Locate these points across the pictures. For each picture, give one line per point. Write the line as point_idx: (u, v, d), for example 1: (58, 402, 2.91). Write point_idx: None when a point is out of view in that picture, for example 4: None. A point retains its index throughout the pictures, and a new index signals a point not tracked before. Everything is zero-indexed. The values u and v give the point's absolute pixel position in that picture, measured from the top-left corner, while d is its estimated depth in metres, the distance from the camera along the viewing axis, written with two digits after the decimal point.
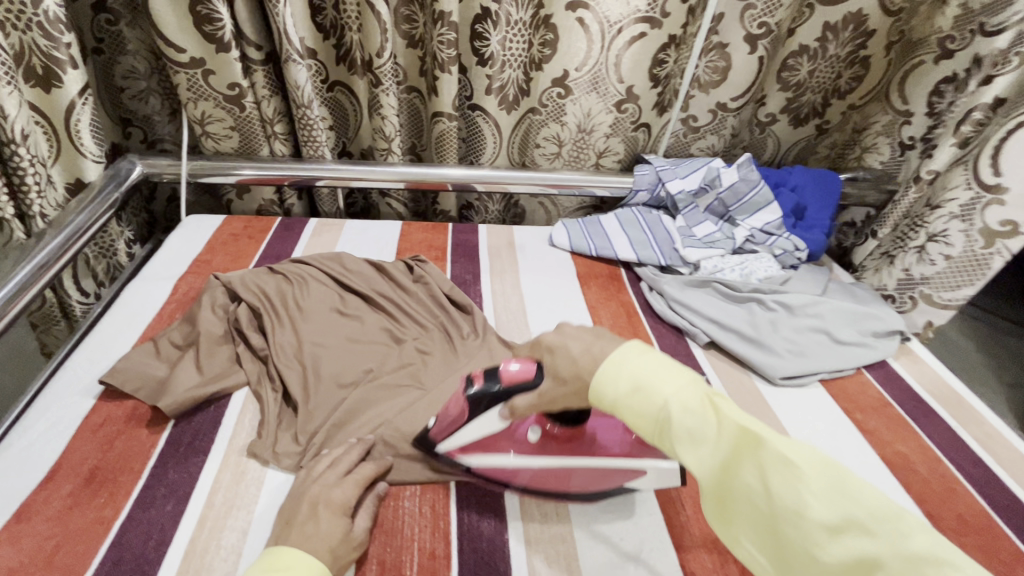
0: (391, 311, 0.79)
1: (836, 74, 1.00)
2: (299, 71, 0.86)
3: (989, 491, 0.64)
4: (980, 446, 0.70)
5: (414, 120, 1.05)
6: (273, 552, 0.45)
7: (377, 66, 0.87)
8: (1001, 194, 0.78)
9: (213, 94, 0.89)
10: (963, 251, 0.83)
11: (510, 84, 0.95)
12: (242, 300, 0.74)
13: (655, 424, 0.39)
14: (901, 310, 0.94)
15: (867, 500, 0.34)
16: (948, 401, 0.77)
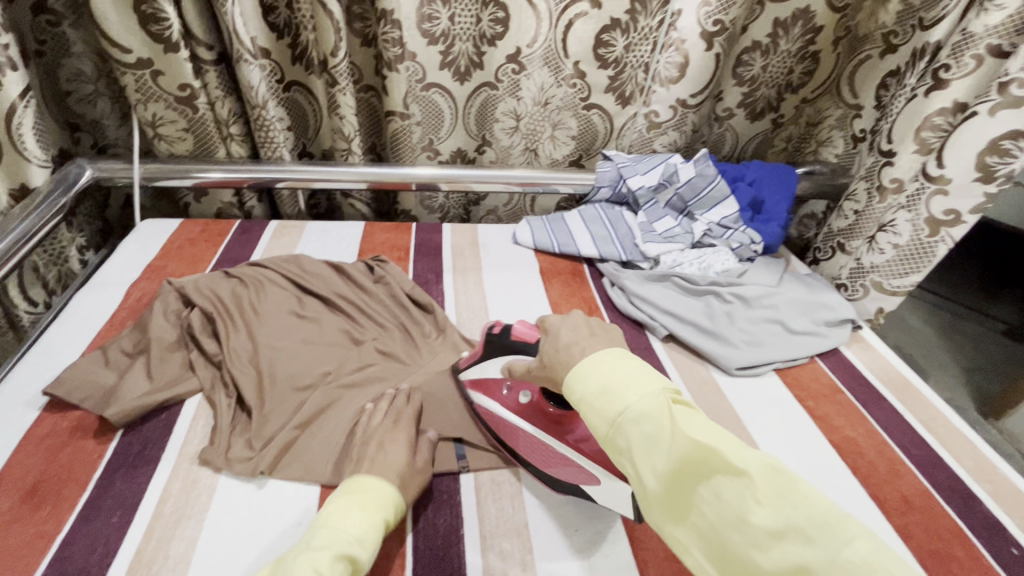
0: (351, 313, 0.79)
1: (788, 69, 1.02)
2: (252, 71, 0.85)
3: (933, 472, 0.67)
4: (923, 427, 0.73)
5: (373, 119, 1.04)
6: (352, 479, 0.53)
7: (334, 65, 0.87)
8: (944, 185, 0.80)
9: (163, 95, 0.87)
10: (910, 240, 0.86)
11: (462, 56, 0.96)
12: (196, 304, 0.73)
13: (612, 427, 0.41)
14: (853, 298, 0.97)
15: (810, 508, 0.33)
16: (897, 387, 0.80)
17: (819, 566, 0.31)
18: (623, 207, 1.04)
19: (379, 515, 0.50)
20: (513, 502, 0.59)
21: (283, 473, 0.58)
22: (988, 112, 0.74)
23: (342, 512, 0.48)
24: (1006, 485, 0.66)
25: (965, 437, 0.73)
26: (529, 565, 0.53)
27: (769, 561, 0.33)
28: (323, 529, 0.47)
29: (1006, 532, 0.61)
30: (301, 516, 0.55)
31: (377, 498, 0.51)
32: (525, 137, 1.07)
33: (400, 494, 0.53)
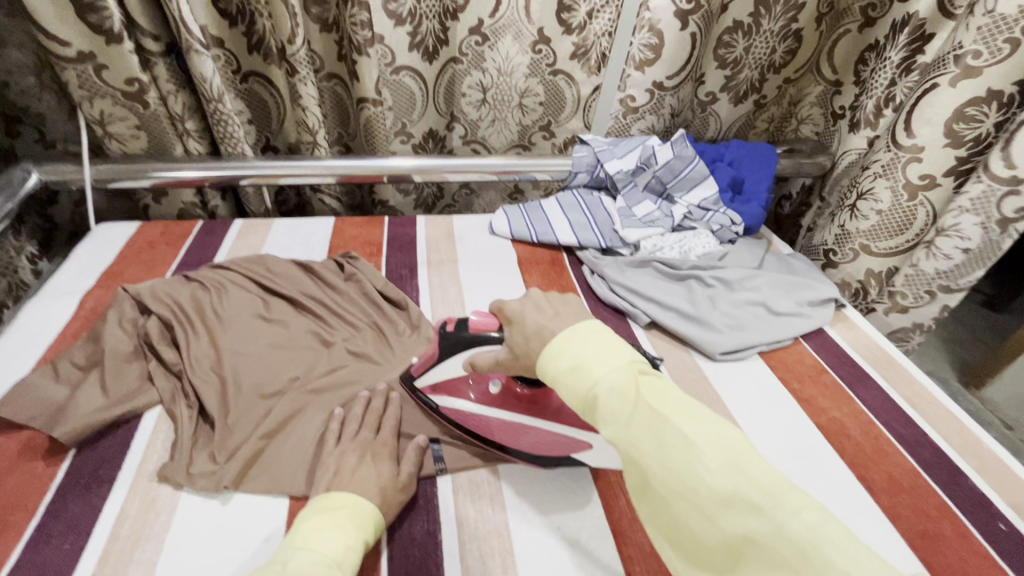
0: (321, 313, 0.75)
1: (770, 49, 0.98)
2: (204, 62, 0.80)
3: (919, 449, 0.66)
4: (910, 406, 0.72)
5: (341, 109, 1.00)
6: (323, 497, 0.50)
7: (295, 54, 0.82)
8: (1017, 185, 0.73)
9: (109, 91, 0.82)
10: (981, 241, 0.79)
11: (428, 35, 0.92)
12: (152, 312, 0.69)
13: (583, 400, 0.40)
14: (917, 305, 0.89)
15: (760, 481, 0.35)
16: (883, 364, 0.79)
17: (766, 535, 0.33)
18: (602, 192, 1.01)
19: (356, 535, 0.47)
20: (494, 502, 0.57)
21: (249, 485, 0.55)
22: None
23: (317, 532, 0.45)
24: (993, 460, 0.66)
25: (951, 413, 0.72)
26: (510, 569, 0.51)
27: (719, 530, 0.34)
28: (298, 550, 0.43)
29: (994, 508, 0.60)
30: (273, 531, 0.52)
31: (354, 516, 0.48)
32: (494, 109, 1.04)
33: (379, 512, 0.51)
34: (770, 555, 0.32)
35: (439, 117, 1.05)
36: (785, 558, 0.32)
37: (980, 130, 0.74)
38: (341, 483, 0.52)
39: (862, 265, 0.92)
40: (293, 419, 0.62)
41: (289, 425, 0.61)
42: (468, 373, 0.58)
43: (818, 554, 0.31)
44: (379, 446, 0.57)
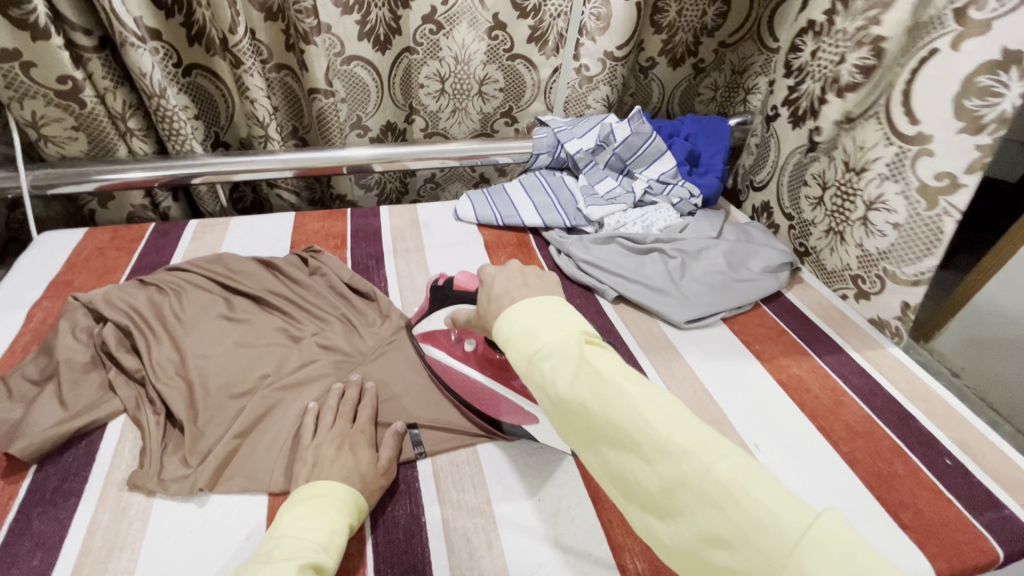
0: (288, 310, 0.74)
1: (701, 11, 1.01)
2: (141, 55, 0.77)
3: (873, 399, 0.70)
4: (865, 360, 0.76)
5: (292, 101, 0.98)
6: (304, 487, 0.50)
7: (235, 42, 0.80)
8: (925, 144, 0.68)
9: (40, 90, 0.78)
10: (908, 215, 0.71)
11: (379, 24, 0.91)
12: (108, 319, 0.66)
13: (527, 360, 0.41)
14: (873, 292, 0.80)
15: (691, 428, 0.34)
16: (839, 323, 0.82)
17: (695, 479, 0.32)
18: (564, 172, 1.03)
19: (340, 517, 0.47)
20: (475, 480, 0.58)
21: (226, 484, 0.55)
22: (949, 46, 0.63)
23: (301, 518, 0.46)
24: (939, 404, 0.70)
25: (903, 364, 0.76)
26: (494, 544, 0.52)
27: (652, 477, 0.34)
28: (282, 540, 0.44)
29: (940, 446, 0.64)
30: (253, 529, 0.52)
31: (336, 501, 0.49)
32: (454, 98, 1.01)
33: (361, 496, 0.51)
34: (698, 498, 0.32)
35: (396, 106, 1.03)
36: (714, 498, 0.31)
37: (801, 57, 0.86)
38: (318, 473, 0.52)
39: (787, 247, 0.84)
40: (266, 416, 0.61)
41: (262, 423, 0.60)
42: (452, 328, 0.64)
43: (742, 493, 0.31)
44: (354, 437, 0.57)
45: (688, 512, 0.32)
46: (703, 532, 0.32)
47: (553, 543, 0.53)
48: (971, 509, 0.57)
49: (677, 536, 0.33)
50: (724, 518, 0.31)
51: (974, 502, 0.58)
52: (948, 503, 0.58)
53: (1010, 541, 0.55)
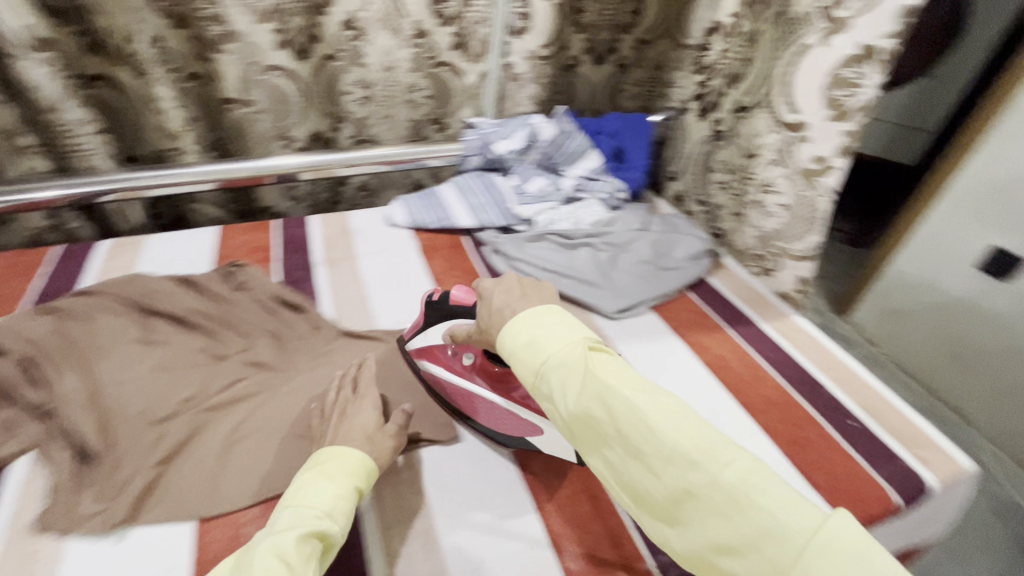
0: (212, 329, 0.71)
1: (615, 10, 1.05)
2: (31, 67, 0.75)
3: (787, 370, 0.75)
4: (782, 337, 0.81)
5: (208, 108, 0.88)
6: (322, 450, 0.49)
7: (132, 52, 0.79)
8: (804, 131, 0.79)
9: None
10: (795, 197, 0.82)
11: (297, 32, 0.86)
12: (6, 351, 0.62)
13: (534, 373, 0.43)
14: (772, 270, 0.90)
15: (699, 436, 0.37)
16: (758, 305, 0.87)
17: (703, 488, 0.35)
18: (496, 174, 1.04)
19: (346, 481, 0.46)
20: (413, 484, 0.58)
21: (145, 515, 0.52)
22: (821, 40, 0.73)
23: (308, 486, 0.45)
24: (848, 373, 0.76)
25: (816, 340, 0.81)
26: (433, 546, 0.52)
27: (663, 485, 0.37)
28: (286, 509, 0.43)
29: (845, 409, 0.69)
30: (177, 560, 0.49)
31: (344, 468, 0.47)
32: (382, 105, 1.00)
33: (369, 458, 0.50)
34: (705, 505, 0.35)
35: (321, 116, 0.97)
36: (721, 505, 0.35)
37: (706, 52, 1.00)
38: (325, 441, 0.51)
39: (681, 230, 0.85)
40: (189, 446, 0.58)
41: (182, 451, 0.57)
42: (449, 343, 0.63)
43: (749, 501, 0.34)
44: (359, 399, 0.56)
45: (699, 519, 0.36)
46: (710, 536, 0.35)
47: (491, 537, 0.53)
48: (872, 465, 0.62)
49: (687, 539, 0.37)
50: (730, 525, 0.34)
51: (874, 456, 0.63)
52: (853, 463, 0.62)
53: (907, 490, 0.60)
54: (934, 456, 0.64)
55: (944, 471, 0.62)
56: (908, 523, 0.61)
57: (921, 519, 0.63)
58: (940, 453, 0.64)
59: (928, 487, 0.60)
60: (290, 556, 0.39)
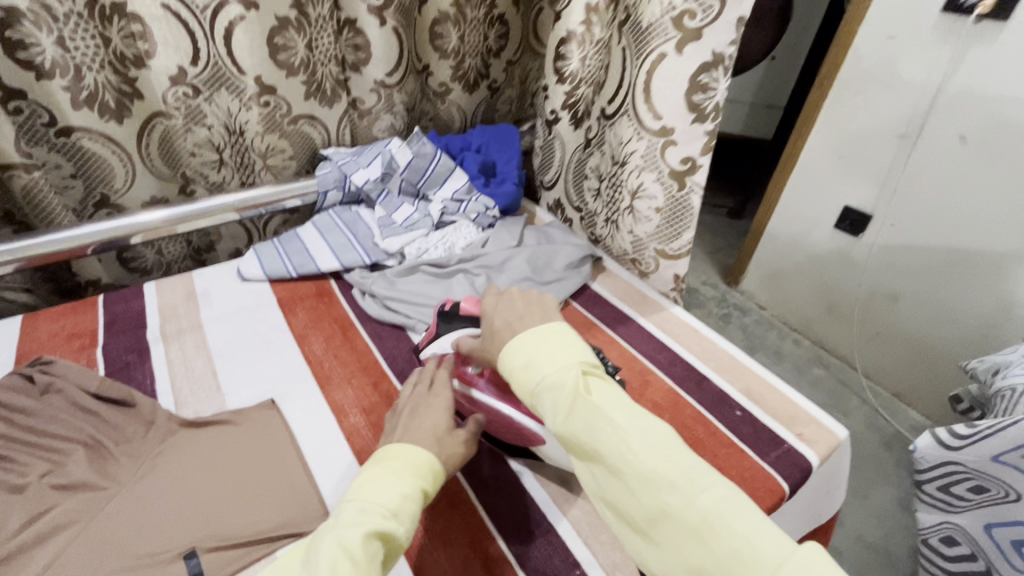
0: (299, 324, 0.81)
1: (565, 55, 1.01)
2: (206, 110, 0.87)
3: (671, 368, 0.78)
4: (660, 331, 0.85)
5: (335, 142, 1.04)
6: (383, 449, 0.51)
7: (297, 113, 0.95)
8: (669, 135, 0.79)
9: (40, 111, 0.76)
10: (666, 199, 0.85)
11: (398, 91, 1.05)
12: (156, 334, 0.77)
13: (529, 392, 0.48)
14: (651, 270, 0.95)
15: (682, 462, 0.42)
16: (639, 306, 0.91)
17: (683, 510, 0.39)
18: (560, 201, 1.13)
19: (412, 481, 0.47)
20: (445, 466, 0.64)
21: (183, 472, 0.58)
22: None
23: (375, 480, 0.46)
24: (725, 359, 0.80)
25: (692, 328, 0.86)
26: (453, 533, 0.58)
27: (647, 506, 0.41)
28: (354, 501, 0.45)
29: (732, 400, 0.73)
30: None
31: (412, 465, 0.49)
32: (478, 134, 1.09)
33: (436, 459, 0.51)
34: (682, 527, 0.39)
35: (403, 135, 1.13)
36: (699, 530, 0.38)
37: (566, 64, 0.98)
38: (395, 439, 0.53)
39: (667, 270, 0.92)
40: (235, 424, 0.64)
41: (223, 423, 0.64)
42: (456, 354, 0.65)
43: (725, 527, 0.38)
44: (436, 397, 0.58)
45: (674, 540, 0.40)
46: (683, 559, 0.39)
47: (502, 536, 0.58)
48: (759, 453, 0.66)
49: (666, 559, 0.40)
50: (706, 547, 0.38)
51: (761, 445, 0.67)
52: (743, 455, 0.65)
53: (790, 474, 0.63)
54: (813, 432, 0.69)
55: (821, 446, 0.67)
56: (802, 497, 0.66)
57: (818, 488, 0.68)
58: (818, 429, 0.69)
59: (810, 467, 0.65)
60: (355, 553, 0.40)
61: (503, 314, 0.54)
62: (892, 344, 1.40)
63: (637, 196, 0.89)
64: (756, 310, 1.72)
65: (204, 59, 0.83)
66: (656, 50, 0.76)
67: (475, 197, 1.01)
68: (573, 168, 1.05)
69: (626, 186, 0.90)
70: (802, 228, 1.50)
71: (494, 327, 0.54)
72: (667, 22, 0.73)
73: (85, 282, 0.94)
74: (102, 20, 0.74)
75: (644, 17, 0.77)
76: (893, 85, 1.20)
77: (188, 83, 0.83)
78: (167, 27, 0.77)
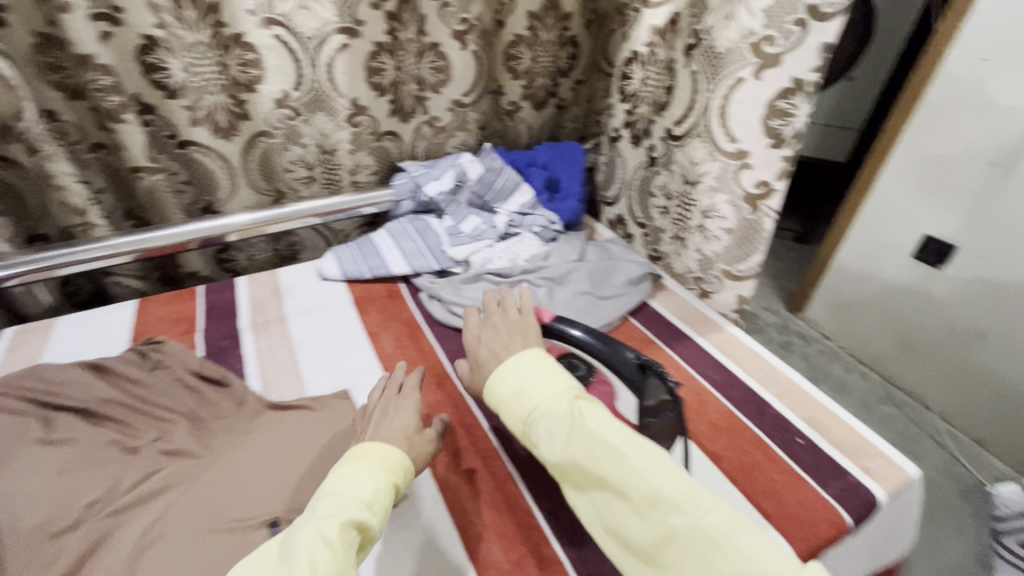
0: (371, 322, 0.87)
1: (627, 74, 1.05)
2: (304, 128, 0.97)
3: (729, 391, 0.77)
4: (719, 352, 0.85)
5: (410, 156, 1.11)
6: (358, 447, 0.53)
7: (383, 130, 1.04)
8: (745, 159, 0.81)
9: (166, 124, 0.86)
10: (737, 221, 0.86)
11: (472, 109, 1.11)
12: (246, 325, 0.85)
13: (522, 422, 0.51)
14: (714, 290, 0.96)
15: (679, 482, 0.43)
16: (698, 325, 0.90)
17: (685, 528, 0.40)
18: (622, 217, 1.14)
19: (386, 478, 0.50)
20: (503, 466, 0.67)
21: (268, 449, 0.64)
22: None
23: (347, 477, 0.48)
24: (788, 386, 0.78)
25: (752, 351, 0.85)
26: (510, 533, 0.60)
27: (648, 526, 0.42)
28: (330, 496, 0.46)
29: (793, 428, 0.71)
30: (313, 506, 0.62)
31: (384, 464, 0.51)
32: (545, 150, 1.14)
33: (407, 458, 0.54)
34: (684, 547, 0.40)
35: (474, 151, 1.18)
36: (703, 548, 0.39)
37: (631, 83, 1.01)
38: (366, 439, 0.55)
39: (730, 292, 0.94)
40: (314, 410, 0.70)
41: (303, 409, 0.70)
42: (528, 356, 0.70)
43: (729, 545, 0.38)
44: (402, 399, 0.62)
45: (679, 563, 0.40)
46: None
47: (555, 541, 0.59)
48: (819, 483, 0.64)
49: None
50: (712, 566, 0.38)
51: (823, 475, 0.65)
52: (803, 484, 0.64)
53: (854, 508, 0.61)
54: (880, 467, 0.66)
55: (890, 481, 0.64)
56: (867, 533, 0.64)
57: (885, 525, 0.66)
58: (887, 464, 0.66)
59: (876, 502, 0.62)
60: (334, 541, 0.42)
61: (488, 346, 0.61)
62: (974, 384, 1.30)
63: (708, 215, 0.90)
64: (821, 339, 1.64)
65: (305, 83, 0.92)
66: (733, 74, 0.78)
67: (540, 211, 1.05)
68: (638, 186, 1.06)
69: (697, 205, 0.92)
70: (875, 256, 1.43)
71: (481, 359, 0.60)
72: (745, 48, 0.76)
73: (186, 273, 1.05)
74: (222, 49, 0.84)
75: (720, 44, 0.80)
76: (981, 111, 1.15)
77: (291, 105, 0.93)
78: (278, 54, 0.87)
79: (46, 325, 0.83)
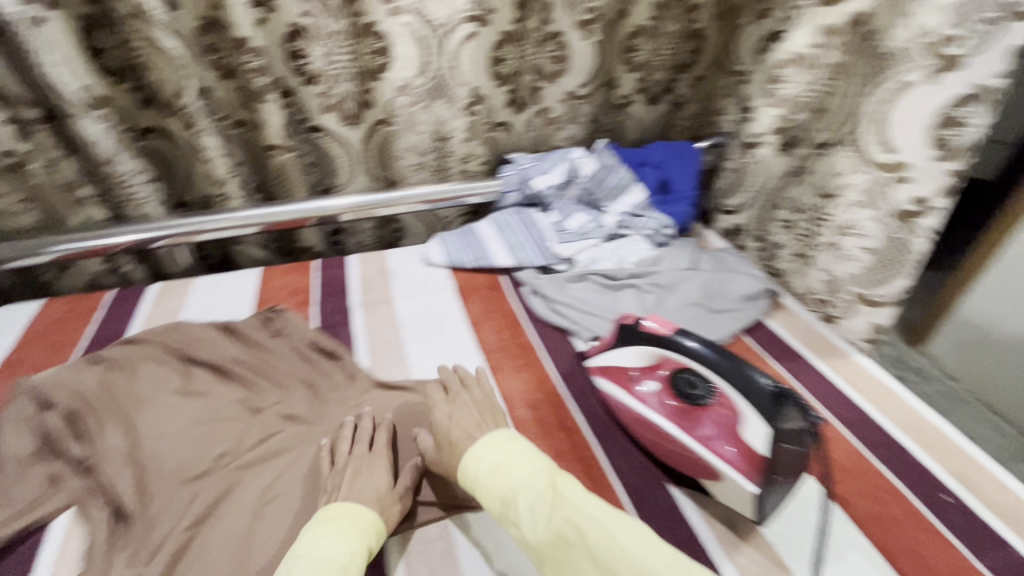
0: (473, 312, 0.87)
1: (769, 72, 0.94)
2: (421, 115, 0.98)
3: (860, 430, 0.69)
4: (846, 384, 0.76)
5: (518, 148, 1.10)
6: (327, 507, 0.53)
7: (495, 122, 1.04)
8: (902, 172, 0.72)
9: (300, 107, 0.91)
10: (882, 241, 0.77)
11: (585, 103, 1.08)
12: (356, 302, 0.88)
13: (501, 501, 0.50)
14: (842, 315, 0.87)
15: (663, 558, 0.43)
16: (821, 351, 0.82)
17: None
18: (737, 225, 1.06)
19: (359, 540, 0.49)
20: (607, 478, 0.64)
21: None
22: None
23: (322, 540, 0.48)
24: (931, 433, 0.69)
25: (885, 387, 0.76)
26: None
27: None
28: (305, 560, 0.46)
29: (937, 482, 0.63)
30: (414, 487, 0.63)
31: (356, 525, 0.51)
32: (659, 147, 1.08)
33: (380, 520, 0.53)
34: None
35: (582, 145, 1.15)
36: None
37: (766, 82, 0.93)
38: (339, 496, 0.55)
39: (862, 318, 0.84)
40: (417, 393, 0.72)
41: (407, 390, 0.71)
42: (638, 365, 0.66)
43: None
44: (373, 459, 0.59)
45: None
46: None
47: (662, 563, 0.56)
48: (973, 551, 0.56)
49: None
50: None
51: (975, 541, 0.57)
52: (951, 548, 0.56)
53: None
54: None
55: None
56: None
57: None
58: None
59: None
60: None
61: (460, 426, 0.58)
62: None
63: (844, 232, 0.81)
64: None
65: (429, 71, 0.93)
66: (898, 77, 0.69)
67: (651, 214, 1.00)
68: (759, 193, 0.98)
69: (832, 220, 0.83)
70: None
71: (453, 439, 0.58)
72: (918, 48, 0.66)
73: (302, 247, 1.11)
74: (357, 37, 0.87)
75: (886, 42, 0.71)
76: None
77: (412, 92, 0.95)
78: (406, 42, 0.89)
79: (187, 283, 0.91)
